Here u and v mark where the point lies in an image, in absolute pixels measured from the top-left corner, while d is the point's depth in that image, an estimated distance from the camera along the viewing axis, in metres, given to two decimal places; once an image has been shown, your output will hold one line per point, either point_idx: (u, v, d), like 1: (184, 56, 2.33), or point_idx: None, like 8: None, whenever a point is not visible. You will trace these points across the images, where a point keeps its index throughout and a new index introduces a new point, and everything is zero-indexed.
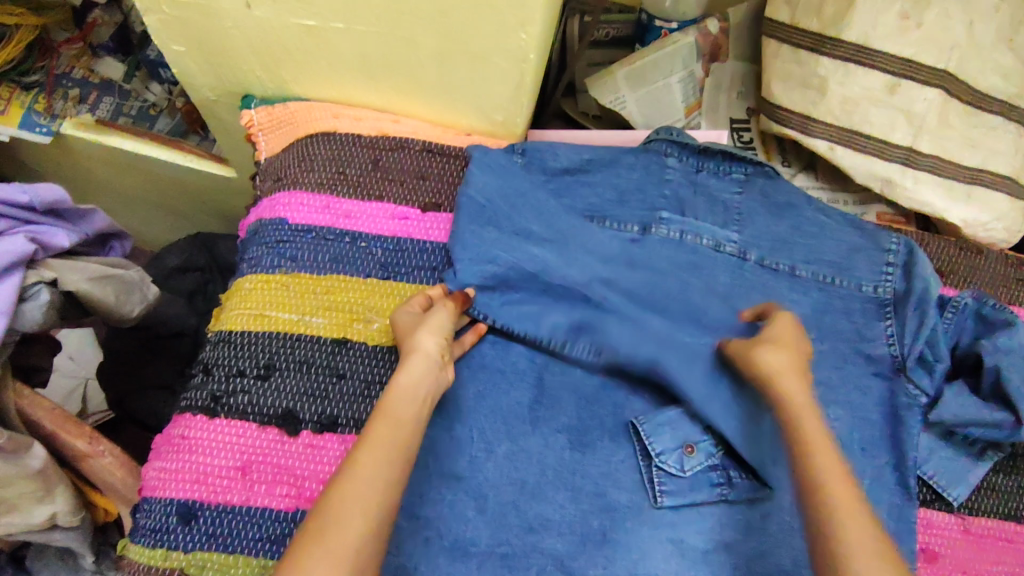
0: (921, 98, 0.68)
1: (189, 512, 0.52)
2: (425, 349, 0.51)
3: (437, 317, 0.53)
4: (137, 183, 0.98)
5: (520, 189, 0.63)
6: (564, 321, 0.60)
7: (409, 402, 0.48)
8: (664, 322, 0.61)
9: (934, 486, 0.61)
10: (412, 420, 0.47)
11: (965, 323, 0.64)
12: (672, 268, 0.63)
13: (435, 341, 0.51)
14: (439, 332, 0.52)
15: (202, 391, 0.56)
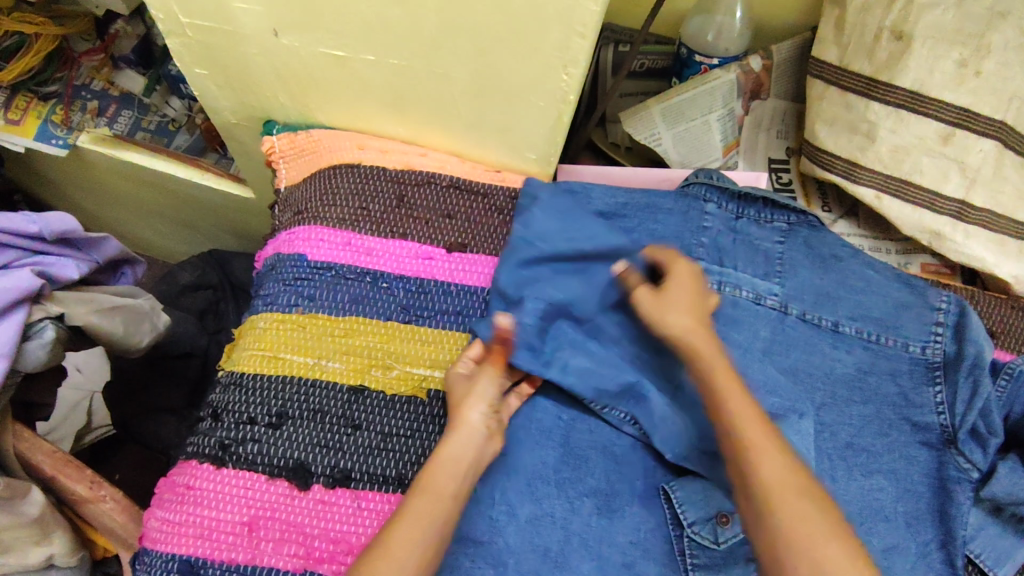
0: (976, 149, 0.64)
1: (192, 569, 0.49)
2: (471, 422, 0.50)
3: (480, 386, 0.52)
4: (153, 198, 0.95)
5: (560, 239, 0.59)
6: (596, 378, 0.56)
7: (449, 477, 0.48)
8: None
9: (979, 565, 0.57)
10: (451, 495, 0.47)
11: (1021, 391, 0.60)
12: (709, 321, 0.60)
13: (479, 414, 0.51)
14: (485, 402, 0.52)
15: (210, 438, 0.54)
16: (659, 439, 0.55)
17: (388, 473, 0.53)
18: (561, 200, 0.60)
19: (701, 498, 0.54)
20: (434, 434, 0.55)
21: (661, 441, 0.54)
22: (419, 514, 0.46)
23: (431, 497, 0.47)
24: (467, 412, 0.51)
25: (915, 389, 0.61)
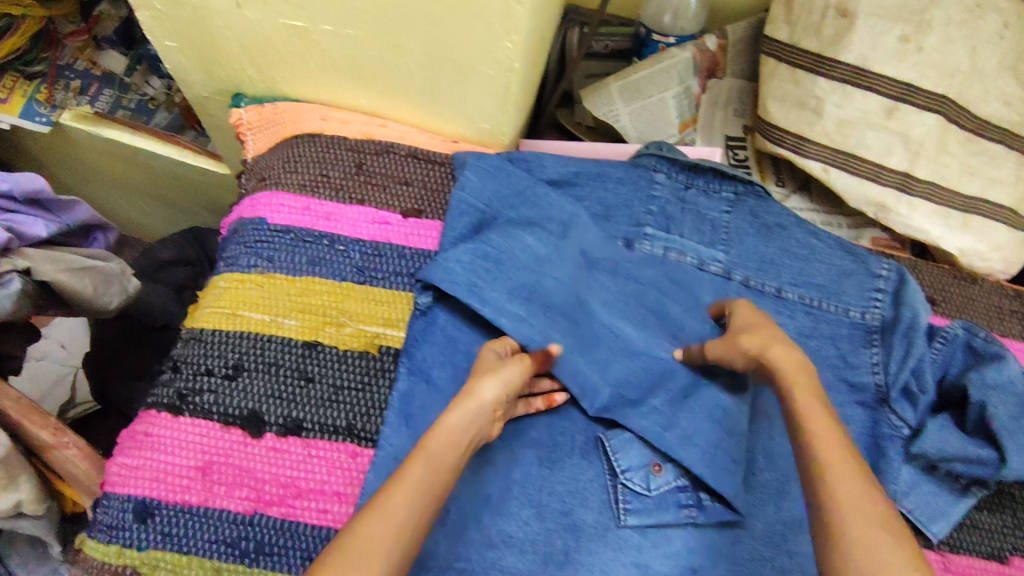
0: (919, 123, 0.66)
1: (146, 510, 0.52)
2: (483, 398, 0.49)
3: (509, 372, 0.50)
4: (136, 178, 0.99)
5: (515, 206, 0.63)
6: None
7: (451, 447, 0.46)
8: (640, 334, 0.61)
9: (913, 521, 0.59)
10: (449, 468, 0.45)
11: (955, 355, 0.62)
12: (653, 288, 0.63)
13: (494, 392, 0.49)
14: (506, 387, 0.50)
15: (169, 388, 0.56)
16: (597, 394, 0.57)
17: (339, 423, 0.56)
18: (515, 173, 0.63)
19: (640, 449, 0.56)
20: (383, 388, 0.57)
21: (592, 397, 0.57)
22: (418, 482, 0.43)
23: (436, 470, 0.44)
24: (485, 389, 0.49)
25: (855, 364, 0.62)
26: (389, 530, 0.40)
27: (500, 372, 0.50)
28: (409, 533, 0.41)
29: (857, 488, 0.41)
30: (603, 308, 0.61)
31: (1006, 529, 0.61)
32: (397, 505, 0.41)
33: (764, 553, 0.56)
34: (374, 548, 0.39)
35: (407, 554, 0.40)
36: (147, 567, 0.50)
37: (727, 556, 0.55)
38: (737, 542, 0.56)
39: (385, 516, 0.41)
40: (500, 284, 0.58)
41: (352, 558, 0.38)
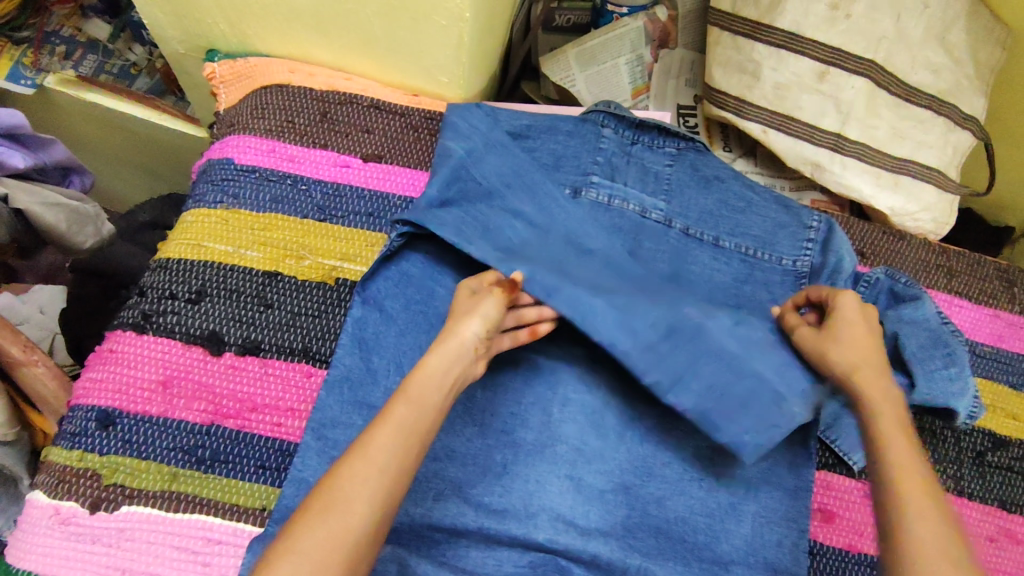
0: (849, 86, 0.71)
1: (109, 418, 0.55)
2: (464, 336, 0.50)
3: (487, 307, 0.52)
4: (118, 146, 1.02)
5: (483, 159, 0.66)
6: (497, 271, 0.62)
7: (434, 387, 0.48)
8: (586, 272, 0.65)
9: (834, 450, 0.63)
10: (434, 407, 0.47)
11: (878, 297, 0.66)
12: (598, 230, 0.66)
13: (476, 330, 0.51)
14: (484, 320, 0.51)
15: (134, 310, 0.59)
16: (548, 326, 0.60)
17: (295, 346, 0.59)
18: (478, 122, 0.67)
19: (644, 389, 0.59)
20: (339, 315, 0.61)
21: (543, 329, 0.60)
22: (395, 422, 0.45)
23: (415, 408, 0.46)
24: (466, 325, 0.51)
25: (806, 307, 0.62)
26: (372, 472, 0.43)
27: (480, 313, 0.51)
28: (386, 469, 0.43)
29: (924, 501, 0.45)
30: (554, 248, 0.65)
31: None
32: (376, 446, 0.44)
33: (693, 473, 0.59)
34: (354, 487, 0.42)
35: (392, 488, 0.43)
36: (108, 470, 0.54)
37: (657, 474, 0.59)
38: (666, 463, 0.59)
39: (366, 459, 0.43)
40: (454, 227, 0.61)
41: (331, 500, 0.42)
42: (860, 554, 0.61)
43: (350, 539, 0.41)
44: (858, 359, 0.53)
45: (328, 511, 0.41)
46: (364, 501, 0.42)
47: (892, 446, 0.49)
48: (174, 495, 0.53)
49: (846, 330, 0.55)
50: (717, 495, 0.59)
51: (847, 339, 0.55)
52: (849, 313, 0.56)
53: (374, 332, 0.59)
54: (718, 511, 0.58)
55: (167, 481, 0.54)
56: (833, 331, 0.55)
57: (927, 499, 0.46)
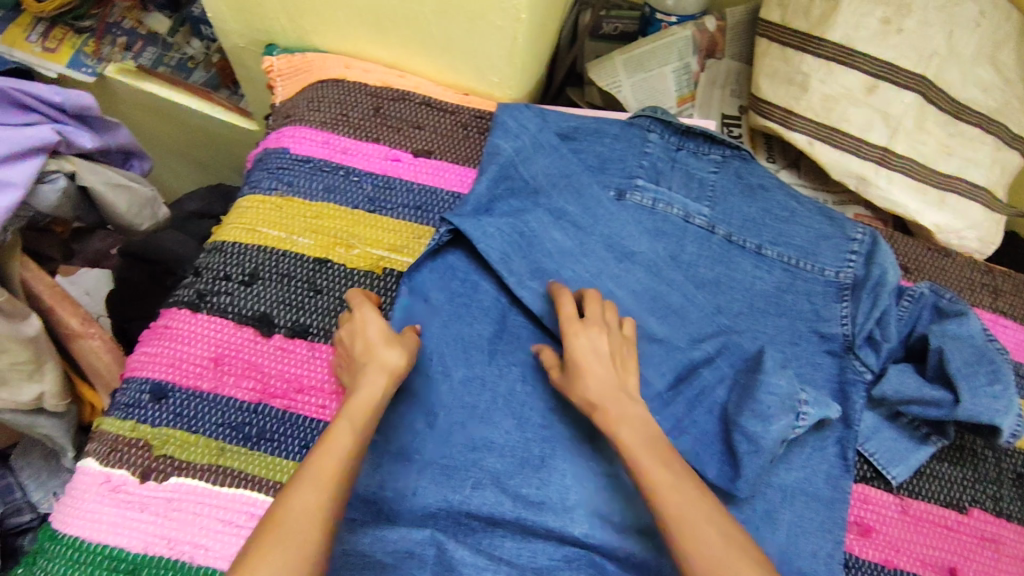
0: (897, 101, 0.72)
1: (162, 391, 0.57)
2: (380, 357, 0.51)
3: (408, 341, 0.54)
4: (171, 137, 1.06)
5: (525, 160, 0.68)
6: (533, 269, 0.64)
7: (366, 407, 0.48)
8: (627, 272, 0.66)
9: (873, 463, 0.62)
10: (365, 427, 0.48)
11: (922, 312, 0.65)
12: (641, 234, 0.67)
13: (393, 355, 0.51)
14: (381, 334, 0.52)
15: (190, 289, 0.61)
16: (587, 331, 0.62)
17: None
18: (529, 122, 0.69)
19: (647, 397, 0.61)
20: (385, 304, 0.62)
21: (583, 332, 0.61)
22: (343, 447, 0.46)
23: (358, 431, 0.47)
24: (384, 353, 0.51)
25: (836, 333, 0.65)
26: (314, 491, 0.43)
27: (403, 345, 0.53)
28: (336, 491, 0.44)
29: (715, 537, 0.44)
30: (598, 249, 0.66)
31: (965, 481, 0.64)
32: (322, 469, 0.44)
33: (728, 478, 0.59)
34: (306, 512, 0.42)
35: (337, 509, 0.44)
36: (159, 441, 0.55)
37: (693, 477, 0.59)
38: (702, 466, 0.59)
39: (316, 485, 0.43)
40: (495, 237, 0.63)
41: (284, 526, 0.41)
42: (897, 569, 0.60)
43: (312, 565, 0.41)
44: (601, 398, 0.51)
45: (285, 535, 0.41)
46: (317, 523, 0.42)
47: (659, 481, 0.47)
48: (221, 469, 0.55)
49: (598, 365, 0.52)
50: (752, 501, 0.59)
51: (595, 373, 0.52)
52: (587, 349, 0.53)
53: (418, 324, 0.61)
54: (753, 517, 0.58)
55: (214, 456, 0.55)
56: (583, 369, 0.52)
57: (701, 517, 0.45)
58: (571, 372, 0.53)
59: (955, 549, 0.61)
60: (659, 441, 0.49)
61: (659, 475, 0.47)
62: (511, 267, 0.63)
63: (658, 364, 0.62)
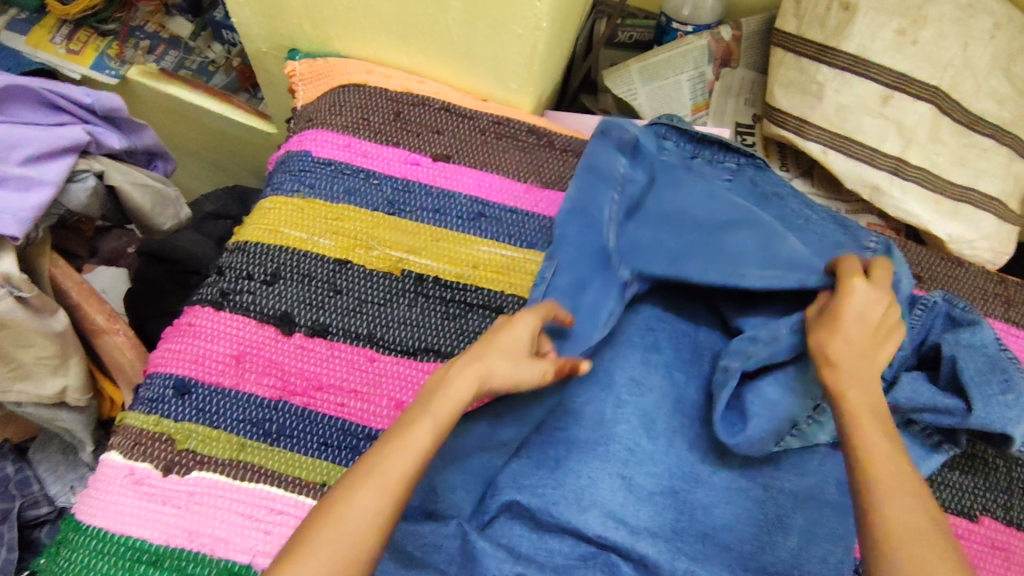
0: (912, 111, 0.72)
1: (185, 386, 0.58)
2: (488, 362, 0.51)
3: (527, 370, 0.52)
4: (190, 138, 1.08)
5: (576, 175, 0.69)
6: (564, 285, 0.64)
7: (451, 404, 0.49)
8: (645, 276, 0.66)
9: None
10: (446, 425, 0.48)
11: (935, 321, 0.66)
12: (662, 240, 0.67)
13: (505, 364, 0.52)
14: (518, 343, 0.53)
15: (213, 288, 0.62)
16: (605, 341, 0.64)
17: (361, 331, 0.62)
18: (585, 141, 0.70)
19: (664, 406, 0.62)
20: (403, 305, 0.63)
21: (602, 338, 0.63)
22: (418, 447, 0.46)
23: (438, 432, 0.48)
24: (495, 364, 0.51)
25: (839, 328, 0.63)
26: (377, 490, 0.44)
27: (517, 368, 0.52)
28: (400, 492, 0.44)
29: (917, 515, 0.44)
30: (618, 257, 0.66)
31: (976, 490, 0.64)
32: (392, 473, 0.45)
33: (739, 482, 0.60)
34: (366, 517, 0.43)
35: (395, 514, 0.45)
36: (181, 436, 0.56)
37: (705, 481, 0.60)
38: (714, 470, 0.60)
39: (381, 488, 0.44)
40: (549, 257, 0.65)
41: (341, 527, 0.42)
42: None
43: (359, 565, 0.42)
44: (843, 358, 0.53)
45: (337, 534, 0.42)
46: (373, 530, 0.43)
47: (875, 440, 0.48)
48: (242, 464, 0.56)
49: (857, 322, 0.54)
50: (765, 506, 0.59)
51: (850, 330, 0.54)
52: (858, 307, 0.54)
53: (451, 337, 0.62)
54: (765, 522, 0.59)
55: (235, 451, 0.56)
56: (840, 324, 0.54)
57: (901, 485, 0.45)
58: (828, 318, 0.55)
59: (967, 557, 0.61)
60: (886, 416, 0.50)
61: (875, 437, 0.48)
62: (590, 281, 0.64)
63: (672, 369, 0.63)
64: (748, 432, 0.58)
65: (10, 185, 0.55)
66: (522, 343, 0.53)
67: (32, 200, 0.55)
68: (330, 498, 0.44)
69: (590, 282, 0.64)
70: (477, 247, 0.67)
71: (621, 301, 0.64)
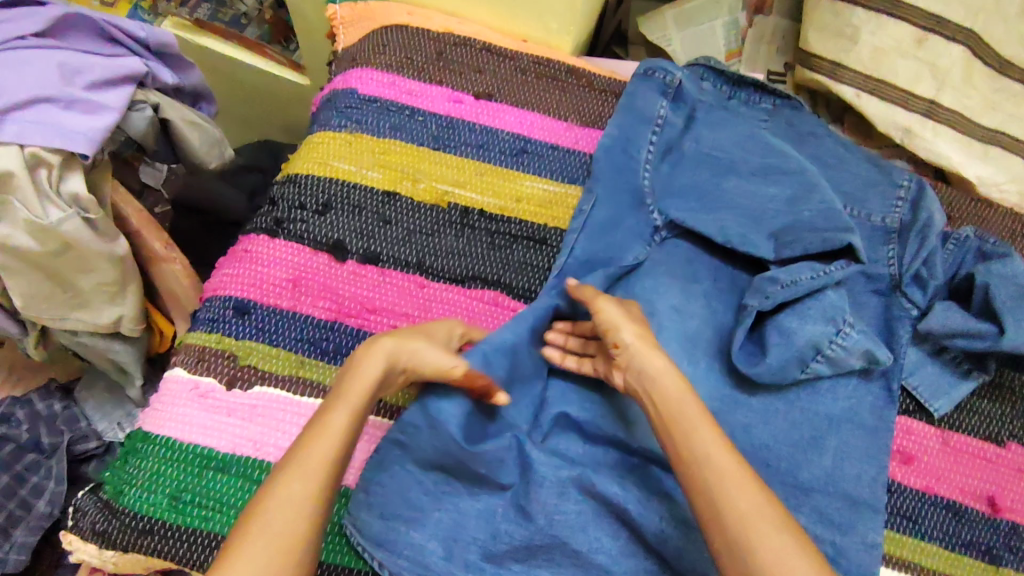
0: (946, 53, 0.74)
1: (244, 307, 0.60)
2: (391, 345, 0.52)
3: (431, 354, 0.52)
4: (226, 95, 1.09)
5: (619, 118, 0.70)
6: (604, 216, 0.66)
7: (362, 390, 0.50)
8: (693, 208, 0.66)
9: (916, 397, 0.65)
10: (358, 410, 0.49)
11: (966, 256, 0.68)
12: (707, 176, 0.68)
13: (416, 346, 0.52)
14: (423, 335, 0.54)
15: (267, 217, 0.64)
16: (646, 273, 0.65)
17: (410, 259, 0.63)
18: (630, 85, 0.72)
19: (703, 334, 0.64)
20: (451, 235, 0.65)
21: (645, 269, 0.65)
22: (335, 433, 0.48)
23: (353, 416, 0.49)
24: (401, 348, 0.52)
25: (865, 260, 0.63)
26: (303, 480, 0.45)
27: (422, 350, 0.52)
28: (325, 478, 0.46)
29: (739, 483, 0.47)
30: (660, 190, 0.67)
31: (1004, 417, 0.66)
32: (312, 458, 0.46)
33: (775, 405, 0.62)
34: (293, 505, 0.44)
35: (325, 499, 0.46)
36: (243, 353, 0.59)
37: (743, 404, 0.62)
38: (753, 393, 0.62)
39: (302, 475, 0.45)
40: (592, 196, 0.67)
41: (270, 514, 0.43)
42: (937, 496, 0.62)
43: (302, 548, 0.43)
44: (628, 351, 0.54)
45: (266, 524, 0.43)
46: (306, 513, 0.44)
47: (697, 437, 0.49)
48: (302, 380, 0.58)
49: (620, 320, 0.55)
50: (800, 428, 0.62)
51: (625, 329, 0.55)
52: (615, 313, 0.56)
53: (499, 267, 0.64)
54: (801, 442, 0.61)
55: (295, 369, 0.59)
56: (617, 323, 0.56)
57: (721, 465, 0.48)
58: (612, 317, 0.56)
59: (994, 479, 0.64)
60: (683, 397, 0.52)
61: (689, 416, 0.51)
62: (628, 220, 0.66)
63: (711, 299, 0.65)
64: (781, 356, 0.60)
65: (77, 108, 0.58)
66: (428, 332, 0.55)
67: (100, 122, 0.59)
68: (255, 495, 0.45)
69: (628, 222, 0.66)
70: (521, 182, 0.68)
71: (649, 245, 0.66)
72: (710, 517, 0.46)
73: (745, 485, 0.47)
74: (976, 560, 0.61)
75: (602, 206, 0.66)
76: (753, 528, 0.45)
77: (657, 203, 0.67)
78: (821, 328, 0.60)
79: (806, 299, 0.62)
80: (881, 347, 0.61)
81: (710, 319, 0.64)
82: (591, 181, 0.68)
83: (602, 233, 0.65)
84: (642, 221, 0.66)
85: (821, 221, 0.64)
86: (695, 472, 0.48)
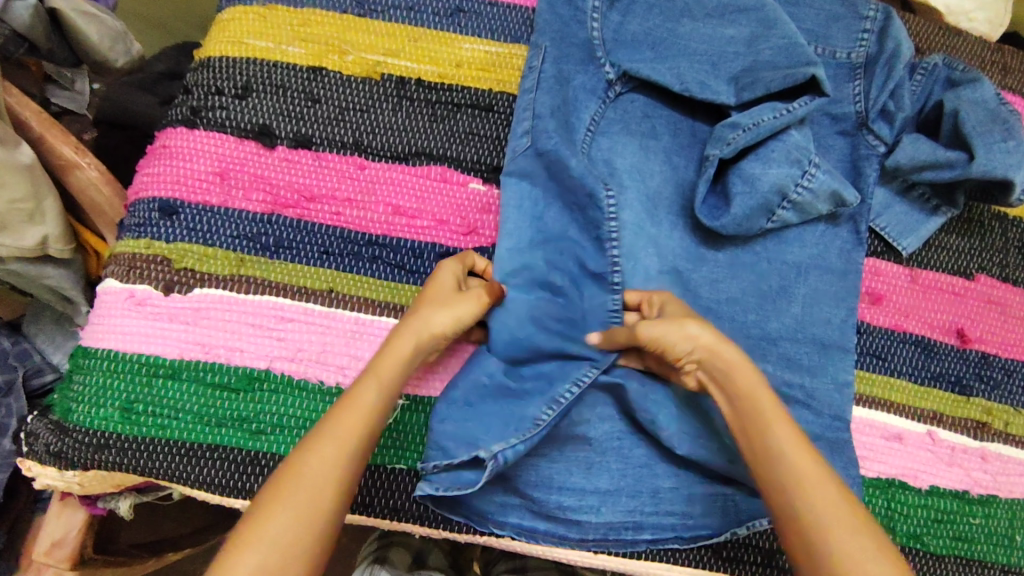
0: None
1: (171, 207, 0.55)
2: (424, 314, 0.48)
3: (462, 306, 0.49)
4: None
5: None
6: (550, 70, 0.60)
7: (398, 360, 0.46)
8: (649, 58, 0.61)
9: (884, 236, 0.63)
10: (394, 381, 0.45)
11: (934, 87, 0.64)
12: (662, 21, 0.62)
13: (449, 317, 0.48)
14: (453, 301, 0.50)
15: (182, 106, 0.58)
16: (603, 135, 0.61)
17: (347, 139, 0.59)
18: None
19: (665, 194, 0.61)
20: (388, 110, 0.60)
21: (602, 130, 0.61)
22: (368, 408, 0.43)
23: (386, 389, 0.44)
24: (435, 314, 0.48)
25: (830, 93, 0.59)
26: (335, 454, 0.41)
27: (449, 311, 0.49)
28: (357, 455, 0.42)
29: (799, 447, 0.43)
30: (612, 41, 0.62)
31: (972, 249, 0.65)
32: (343, 428, 0.42)
33: (741, 258, 0.60)
34: (322, 478, 0.40)
35: (355, 475, 0.42)
36: (176, 255, 0.55)
37: (709, 260, 0.60)
38: (719, 249, 0.60)
39: (335, 444, 0.41)
40: (544, 52, 0.61)
41: (299, 485, 0.39)
42: (906, 333, 0.62)
43: (327, 520, 0.40)
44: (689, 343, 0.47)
45: (295, 496, 0.39)
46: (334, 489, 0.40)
47: (746, 395, 0.45)
48: (243, 278, 0.55)
49: (671, 330, 0.48)
50: (769, 279, 0.60)
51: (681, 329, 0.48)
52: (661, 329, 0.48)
53: (445, 140, 0.60)
54: (770, 293, 0.60)
55: (235, 267, 0.55)
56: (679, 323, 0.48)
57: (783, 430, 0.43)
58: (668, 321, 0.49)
59: (963, 312, 0.64)
60: (744, 368, 0.46)
61: (745, 381, 0.45)
62: (577, 78, 0.61)
63: (672, 156, 0.61)
64: (741, 207, 0.57)
65: None
66: (439, 288, 0.50)
67: None
68: (282, 464, 0.41)
69: (579, 79, 0.61)
70: (458, 45, 0.62)
71: (604, 102, 0.61)
72: (790, 528, 0.41)
73: (832, 503, 0.40)
74: (944, 390, 0.62)
75: (549, 61, 0.61)
76: (841, 549, 0.39)
77: (608, 56, 0.61)
78: (786, 171, 0.57)
79: (769, 141, 0.58)
80: (851, 189, 0.58)
81: (671, 177, 0.61)
82: (534, 35, 0.63)
83: (551, 88, 0.60)
84: (594, 76, 0.61)
85: (781, 58, 0.59)
86: (765, 471, 0.43)
